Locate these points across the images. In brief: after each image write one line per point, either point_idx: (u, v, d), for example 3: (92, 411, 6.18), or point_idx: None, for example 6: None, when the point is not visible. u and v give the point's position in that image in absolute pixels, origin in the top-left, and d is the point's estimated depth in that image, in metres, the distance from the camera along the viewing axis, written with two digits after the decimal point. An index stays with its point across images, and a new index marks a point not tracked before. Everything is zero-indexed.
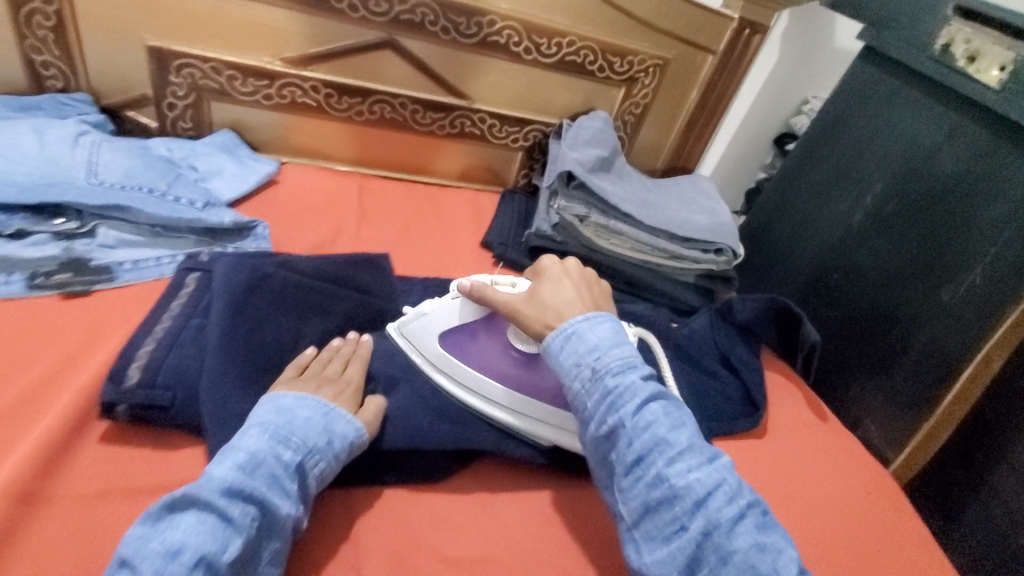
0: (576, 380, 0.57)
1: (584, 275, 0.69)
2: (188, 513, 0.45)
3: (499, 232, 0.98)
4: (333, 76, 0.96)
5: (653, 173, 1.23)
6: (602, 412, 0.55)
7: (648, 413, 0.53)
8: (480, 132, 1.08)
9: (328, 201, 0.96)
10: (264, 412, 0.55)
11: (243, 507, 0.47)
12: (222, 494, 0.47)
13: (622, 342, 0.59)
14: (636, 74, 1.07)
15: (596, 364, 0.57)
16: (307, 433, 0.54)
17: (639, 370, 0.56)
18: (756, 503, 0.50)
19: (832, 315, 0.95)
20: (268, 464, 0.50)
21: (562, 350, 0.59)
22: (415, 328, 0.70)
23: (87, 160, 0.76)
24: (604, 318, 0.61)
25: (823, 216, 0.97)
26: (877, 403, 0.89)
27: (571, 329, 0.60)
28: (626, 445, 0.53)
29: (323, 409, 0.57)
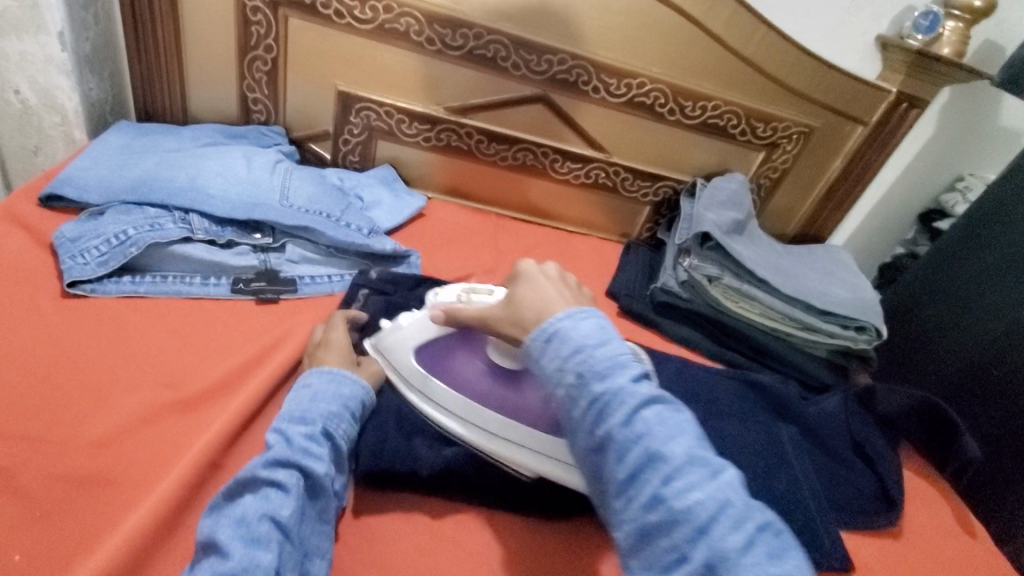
0: (561, 388, 0.47)
1: (564, 275, 0.60)
2: (239, 494, 0.49)
3: (625, 283, 1.00)
4: (487, 124, 1.05)
5: (781, 238, 1.21)
6: (587, 421, 0.45)
7: (640, 421, 0.44)
8: (612, 184, 1.12)
9: (468, 237, 1.03)
10: (284, 403, 0.59)
11: (289, 472, 0.51)
12: (262, 469, 0.50)
13: (610, 340, 0.49)
14: (778, 140, 1.07)
15: (579, 368, 0.47)
16: (325, 405, 0.58)
17: (629, 370, 0.46)
18: (767, 529, 0.40)
19: (987, 416, 0.86)
20: (294, 434, 0.54)
21: (544, 353, 0.49)
22: (390, 344, 0.70)
23: (282, 184, 0.87)
24: (590, 312, 0.51)
25: (987, 307, 0.89)
26: None
27: (553, 328, 0.50)
28: (615, 460, 0.43)
29: (331, 377, 0.62)
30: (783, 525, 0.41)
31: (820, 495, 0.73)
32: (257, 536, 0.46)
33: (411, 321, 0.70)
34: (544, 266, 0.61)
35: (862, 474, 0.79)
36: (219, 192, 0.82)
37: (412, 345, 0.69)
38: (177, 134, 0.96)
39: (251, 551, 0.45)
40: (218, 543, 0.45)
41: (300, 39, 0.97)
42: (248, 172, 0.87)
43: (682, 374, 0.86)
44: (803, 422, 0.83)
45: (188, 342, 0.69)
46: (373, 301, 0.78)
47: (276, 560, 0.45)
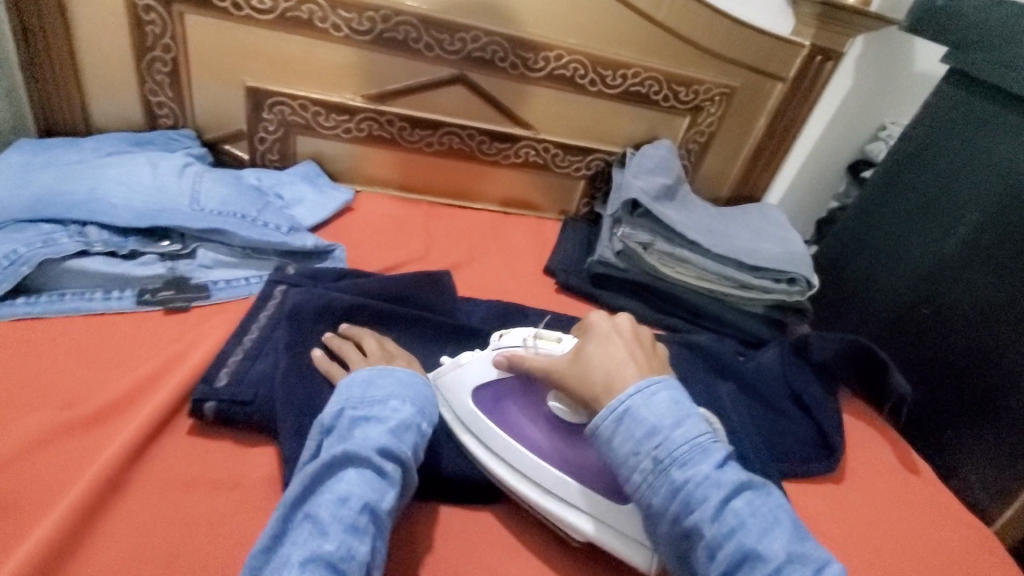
0: (637, 471, 0.51)
1: (636, 333, 0.61)
2: (348, 469, 0.50)
3: (562, 259, 0.99)
4: (407, 110, 1.02)
5: (717, 202, 1.22)
6: (677, 512, 0.49)
7: (731, 513, 0.47)
8: (543, 161, 1.10)
9: (397, 225, 1.00)
10: (382, 383, 0.58)
11: (393, 465, 0.51)
12: (376, 454, 0.51)
13: (684, 417, 0.52)
14: (701, 103, 1.07)
15: (658, 453, 0.50)
16: (429, 405, 0.59)
17: (712, 459, 0.49)
18: None
19: (920, 354, 0.87)
20: (399, 423, 0.54)
21: (614, 434, 0.53)
22: (450, 382, 0.67)
23: (191, 188, 0.83)
24: (660, 385, 0.54)
25: (911, 247, 0.90)
26: (978, 448, 0.78)
27: (622, 406, 0.53)
28: (707, 551, 0.47)
29: (430, 390, 0.62)
30: None
31: (759, 447, 0.74)
32: (356, 524, 0.46)
33: (471, 360, 0.67)
34: (615, 318, 0.63)
35: (801, 422, 0.80)
36: (120, 200, 0.77)
37: (469, 385, 0.66)
38: (76, 145, 0.91)
39: (349, 539, 0.45)
40: (320, 519, 0.46)
41: (200, 37, 0.92)
42: (153, 177, 0.82)
43: None
44: (741, 378, 0.83)
45: (90, 360, 0.65)
46: (296, 293, 0.73)
47: (370, 553, 0.46)
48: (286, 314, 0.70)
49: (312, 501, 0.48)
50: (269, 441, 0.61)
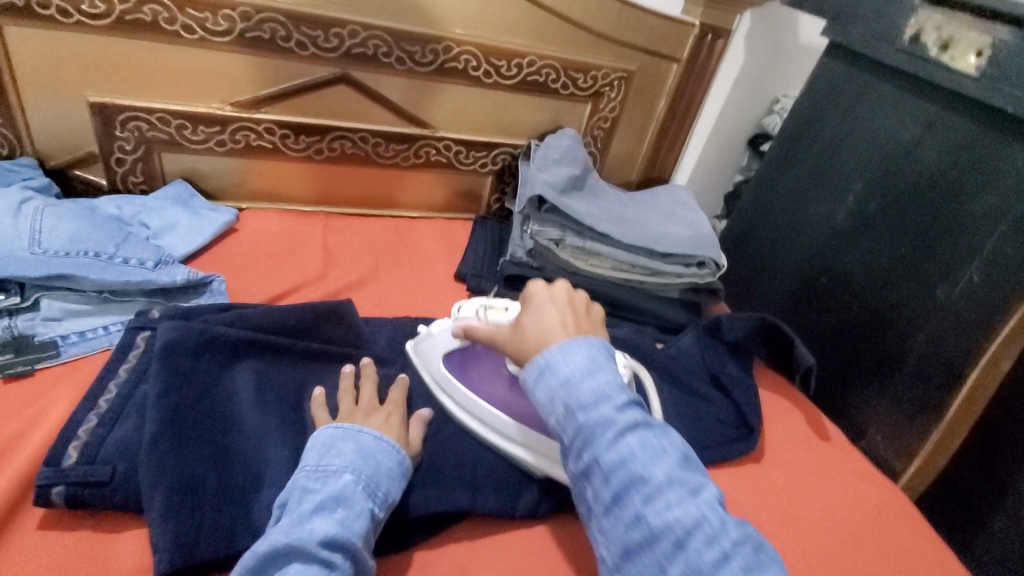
0: (552, 416, 0.51)
1: (574, 298, 0.61)
2: (291, 563, 0.45)
3: (473, 263, 0.94)
4: (287, 116, 0.93)
5: (628, 186, 1.21)
6: (578, 448, 0.49)
7: (624, 445, 0.47)
8: (446, 159, 1.04)
9: (290, 244, 0.91)
10: (343, 450, 0.54)
11: (342, 555, 0.46)
12: (320, 544, 0.46)
13: (599, 368, 0.52)
14: (601, 88, 1.05)
15: (568, 399, 0.50)
16: (390, 475, 0.54)
17: (613, 400, 0.49)
18: (751, 544, 0.44)
19: (823, 323, 0.88)
20: (354, 503, 0.50)
21: (535, 385, 0.53)
22: (424, 348, 0.70)
23: (29, 229, 0.70)
24: (581, 342, 0.54)
25: (807, 218, 0.92)
26: (882, 409, 0.80)
27: (544, 361, 0.53)
28: (601, 483, 0.47)
29: (398, 456, 0.56)
30: (763, 542, 0.45)
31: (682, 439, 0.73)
32: None
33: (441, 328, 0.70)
34: (553, 286, 0.62)
35: (721, 404, 0.80)
36: None
37: (438, 351, 0.69)
38: None
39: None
40: None
41: (24, 48, 0.79)
42: None
43: None
44: (662, 368, 0.82)
45: None
46: (168, 326, 0.60)
47: None
48: (155, 355, 0.58)
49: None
50: (137, 520, 0.53)
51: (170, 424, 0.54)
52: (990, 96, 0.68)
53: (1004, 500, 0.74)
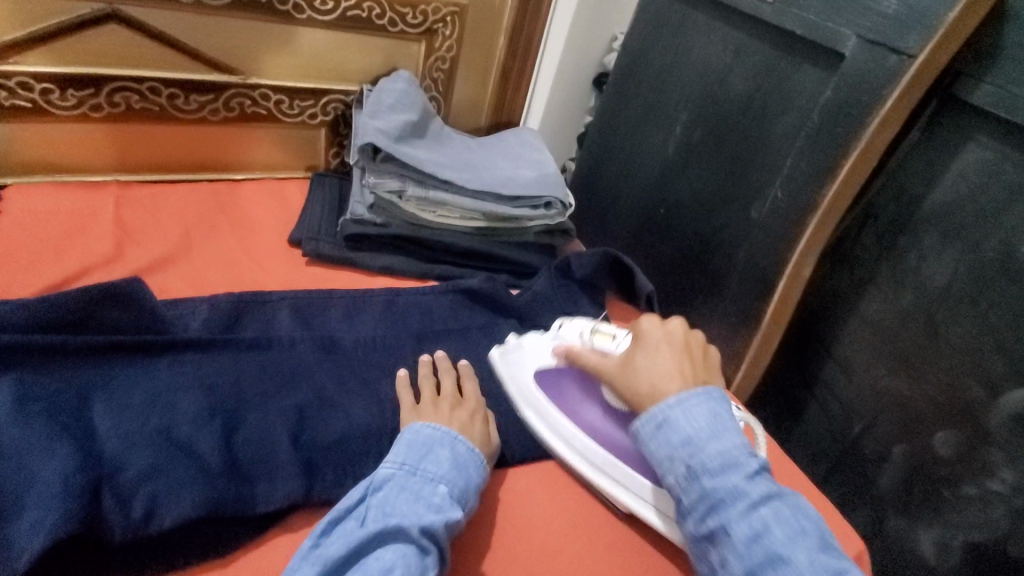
0: (670, 475, 0.51)
1: (687, 338, 0.60)
2: (391, 545, 0.47)
3: (308, 225, 0.85)
4: (45, 66, 0.76)
5: (478, 133, 1.16)
6: (704, 513, 0.49)
7: (759, 521, 0.46)
8: (266, 111, 0.92)
9: (72, 222, 0.76)
10: (441, 456, 0.54)
11: (436, 549, 0.48)
12: (421, 533, 0.47)
13: (723, 429, 0.51)
14: (433, 25, 0.97)
15: (690, 460, 0.50)
16: (477, 488, 0.55)
17: (744, 468, 0.49)
18: None
19: (664, 251, 0.92)
20: (453, 510, 0.50)
21: (653, 438, 0.53)
22: (512, 360, 0.66)
23: None
24: (699, 396, 0.53)
25: (644, 151, 0.95)
26: (714, 325, 0.87)
27: (662, 416, 0.53)
28: (732, 554, 0.46)
29: (484, 467, 0.56)
30: None
31: None
32: None
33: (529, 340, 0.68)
34: (668, 323, 0.61)
35: None
36: None
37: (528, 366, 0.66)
38: None
39: None
40: None
41: None
42: None
43: (387, 308, 0.78)
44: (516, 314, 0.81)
45: None
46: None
47: None
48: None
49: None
50: None
51: None
52: (784, 20, 0.73)
53: (813, 390, 0.84)
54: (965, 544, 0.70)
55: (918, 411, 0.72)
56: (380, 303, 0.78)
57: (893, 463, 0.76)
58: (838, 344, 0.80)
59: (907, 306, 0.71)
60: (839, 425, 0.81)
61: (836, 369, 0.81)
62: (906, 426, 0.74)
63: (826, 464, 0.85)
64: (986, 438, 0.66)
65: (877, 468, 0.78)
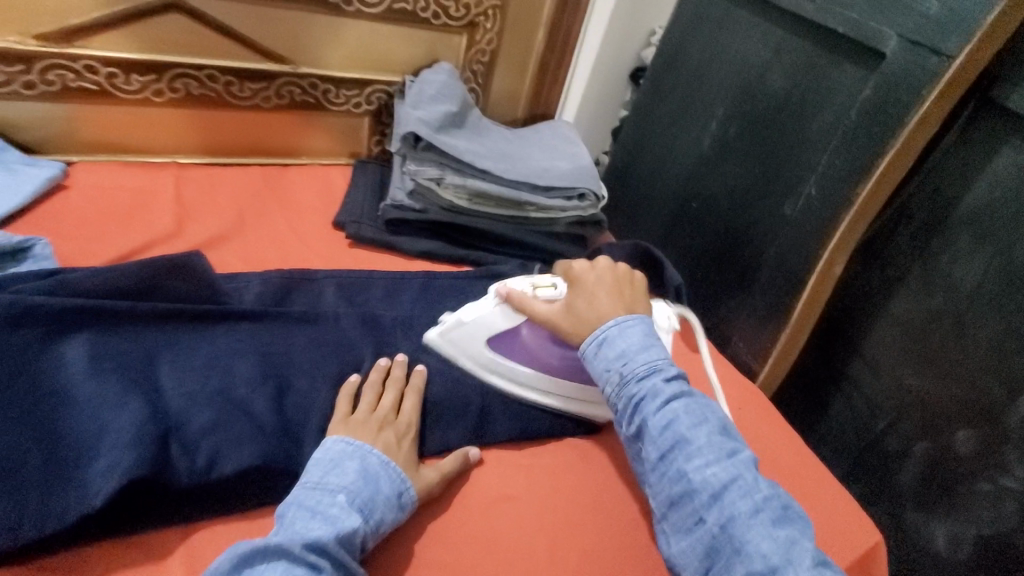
0: (606, 384, 0.59)
1: (617, 274, 0.68)
2: (277, 563, 0.44)
3: (351, 209, 0.89)
4: (112, 51, 0.80)
5: (514, 124, 1.18)
6: (630, 412, 0.57)
7: (670, 412, 0.54)
8: (314, 99, 0.96)
9: (136, 199, 0.81)
10: (347, 470, 0.52)
11: (331, 565, 0.45)
12: (308, 547, 0.45)
13: (651, 344, 0.59)
14: (475, 19, 1.00)
15: (622, 369, 0.58)
16: (387, 506, 0.52)
17: (664, 374, 0.57)
18: (775, 496, 0.50)
19: (695, 245, 0.94)
20: (351, 520, 0.49)
21: (593, 355, 0.60)
22: (458, 337, 0.67)
23: None
24: (635, 320, 0.61)
25: (679, 147, 0.96)
26: (742, 320, 0.88)
27: (604, 335, 0.60)
28: (649, 442, 0.55)
29: (400, 484, 0.54)
30: (789, 499, 0.51)
31: None
32: None
33: (475, 316, 0.66)
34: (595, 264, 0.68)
35: None
36: None
37: (481, 340, 0.67)
38: None
39: None
40: None
41: None
42: None
43: (424, 290, 0.81)
44: None
45: None
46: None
47: None
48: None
49: None
50: None
51: None
52: (827, 17, 0.73)
53: (839, 388, 0.85)
54: (976, 537, 0.72)
55: (940, 409, 0.73)
56: (417, 285, 0.81)
57: (914, 460, 0.77)
58: (867, 342, 0.80)
59: (936, 305, 0.72)
60: (863, 422, 0.82)
61: (864, 366, 0.81)
62: (928, 423, 0.75)
63: (849, 460, 0.86)
64: (1004, 436, 0.67)
65: (900, 466, 0.79)
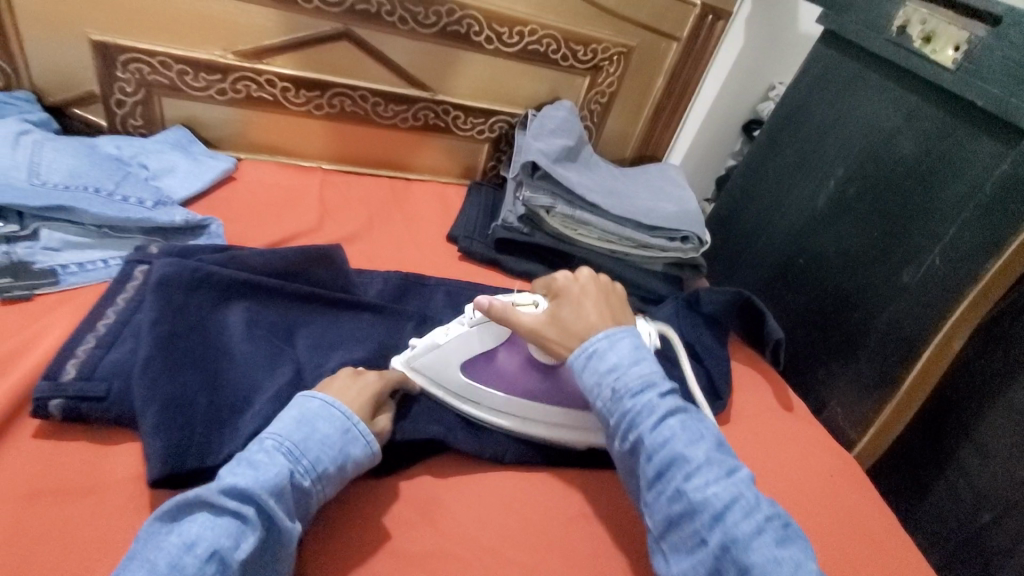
0: (597, 399, 0.57)
1: (601, 284, 0.66)
2: (198, 514, 0.43)
3: (465, 225, 0.97)
4: (289, 69, 0.94)
5: (621, 163, 1.23)
6: (624, 429, 0.55)
7: (666, 428, 0.53)
8: (444, 124, 1.06)
9: (288, 196, 0.93)
10: (281, 418, 0.52)
11: (253, 511, 0.44)
12: (228, 495, 0.44)
13: (642, 358, 0.58)
14: (600, 63, 1.06)
15: (614, 384, 0.56)
16: (324, 447, 0.51)
17: (657, 388, 0.55)
18: (776, 516, 0.49)
19: (797, 301, 0.92)
20: (276, 465, 0.48)
21: (584, 368, 0.59)
22: (431, 362, 0.65)
23: (28, 159, 0.73)
24: (624, 334, 0.59)
25: (791, 200, 0.95)
26: (842, 385, 0.85)
27: (592, 348, 0.59)
28: (646, 460, 0.53)
29: (345, 425, 0.53)
30: (790, 517, 0.50)
31: None
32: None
33: (449, 338, 0.65)
34: (578, 276, 0.67)
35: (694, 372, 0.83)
36: None
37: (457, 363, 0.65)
38: None
39: None
40: (152, 562, 0.40)
41: None
42: None
43: None
44: None
45: None
46: (164, 261, 0.63)
47: None
48: (150, 287, 0.61)
49: (150, 547, 0.42)
50: (134, 434, 0.56)
51: (164, 350, 0.57)
52: (965, 89, 0.71)
53: (943, 472, 0.79)
54: None
55: None
56: None
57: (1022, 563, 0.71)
58: (980, 428, 0.75)
59: None
60: (967, 512, 0.77)
61: (975, 453, 0.75)
62: None
63: (948, 551, 0.80)
64: None
65: (1004, 565, 0.73)
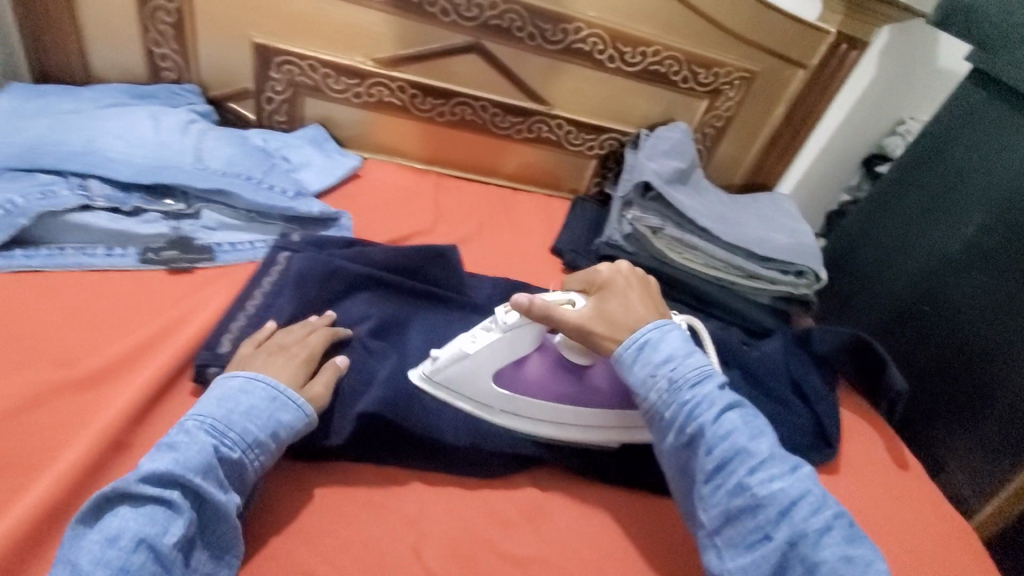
0: (652, 391, 0.56)
1: (642, 278, 0.66)
2: (121, 507, 0.44)
3: (570, 239, 0.98)
4: (420, 78, 0.99)
5: (729, 189, 1.20)
6: (680, 422, 0.55)
7: (728, 422, 0.53)
8: (556, 138, 1.08)
9: (407, 196, 0.98)
10: (201, 400, 0.52)
11: (175, 494, 0.45)
12: (152, 483, 0.45)
13: (693, 351, 0.59)
14: (720, 86, 1.05)
15: (671, 375, 0.56)
16: (251, 419, 0.51)
17: (713, 381, 0.56)
18: (839, 512, 0.50)
19: (919, 352, 0.87)
20: (199, 443, 0.48)
21: (634, 361, 0.58)
22: (454, 373, 0.62)
23: (195, 146, 0.81)
24: (673, 326, 0.60)
25: (918, 244, 0.89)
26: (966, 449, 0.81)
27: (643, 338, 0.59)
28: (706, 454, 0.53)
29: (273, 394, 0.54)
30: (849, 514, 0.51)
31: None
32: (126, 567, 0.41)
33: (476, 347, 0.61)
34: (619, 268, 0.66)
35: (802, 414, 0.79)
36: (121, 155, 0.75)
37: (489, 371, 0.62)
38: (75, 94, 0.87)
39: None
40: (78, 563, 0.41)
41: None
42: (155, 132, 0.79)
43: None
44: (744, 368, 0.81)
45: (87, 318, 0.64)
46: (301, 256, 0.70)
47: None
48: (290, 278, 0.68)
49: (80, 545, 0.42)
50: None
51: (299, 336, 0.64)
52: None
53: None
54: None
55: None
56: None
57: None
58: None
59: None
60: None
61: None
62: None
63: None
64: None
65: None
